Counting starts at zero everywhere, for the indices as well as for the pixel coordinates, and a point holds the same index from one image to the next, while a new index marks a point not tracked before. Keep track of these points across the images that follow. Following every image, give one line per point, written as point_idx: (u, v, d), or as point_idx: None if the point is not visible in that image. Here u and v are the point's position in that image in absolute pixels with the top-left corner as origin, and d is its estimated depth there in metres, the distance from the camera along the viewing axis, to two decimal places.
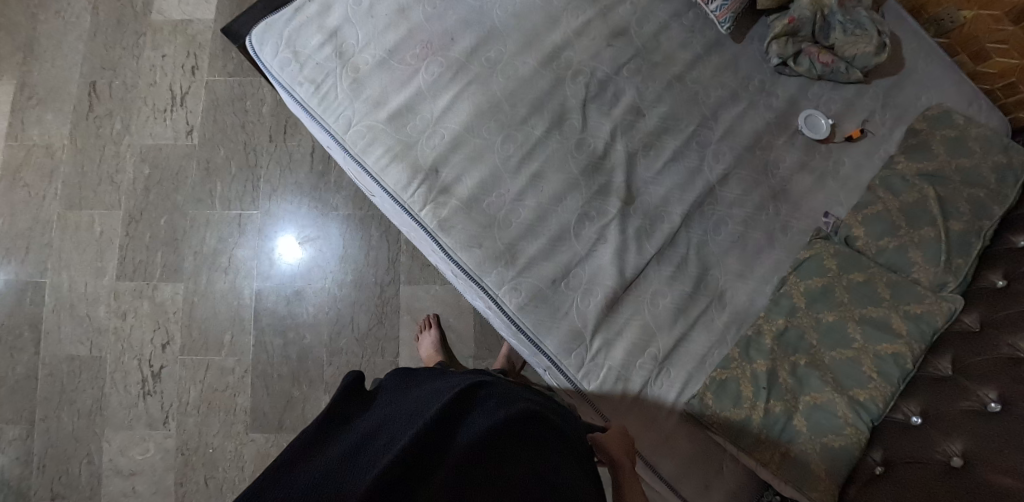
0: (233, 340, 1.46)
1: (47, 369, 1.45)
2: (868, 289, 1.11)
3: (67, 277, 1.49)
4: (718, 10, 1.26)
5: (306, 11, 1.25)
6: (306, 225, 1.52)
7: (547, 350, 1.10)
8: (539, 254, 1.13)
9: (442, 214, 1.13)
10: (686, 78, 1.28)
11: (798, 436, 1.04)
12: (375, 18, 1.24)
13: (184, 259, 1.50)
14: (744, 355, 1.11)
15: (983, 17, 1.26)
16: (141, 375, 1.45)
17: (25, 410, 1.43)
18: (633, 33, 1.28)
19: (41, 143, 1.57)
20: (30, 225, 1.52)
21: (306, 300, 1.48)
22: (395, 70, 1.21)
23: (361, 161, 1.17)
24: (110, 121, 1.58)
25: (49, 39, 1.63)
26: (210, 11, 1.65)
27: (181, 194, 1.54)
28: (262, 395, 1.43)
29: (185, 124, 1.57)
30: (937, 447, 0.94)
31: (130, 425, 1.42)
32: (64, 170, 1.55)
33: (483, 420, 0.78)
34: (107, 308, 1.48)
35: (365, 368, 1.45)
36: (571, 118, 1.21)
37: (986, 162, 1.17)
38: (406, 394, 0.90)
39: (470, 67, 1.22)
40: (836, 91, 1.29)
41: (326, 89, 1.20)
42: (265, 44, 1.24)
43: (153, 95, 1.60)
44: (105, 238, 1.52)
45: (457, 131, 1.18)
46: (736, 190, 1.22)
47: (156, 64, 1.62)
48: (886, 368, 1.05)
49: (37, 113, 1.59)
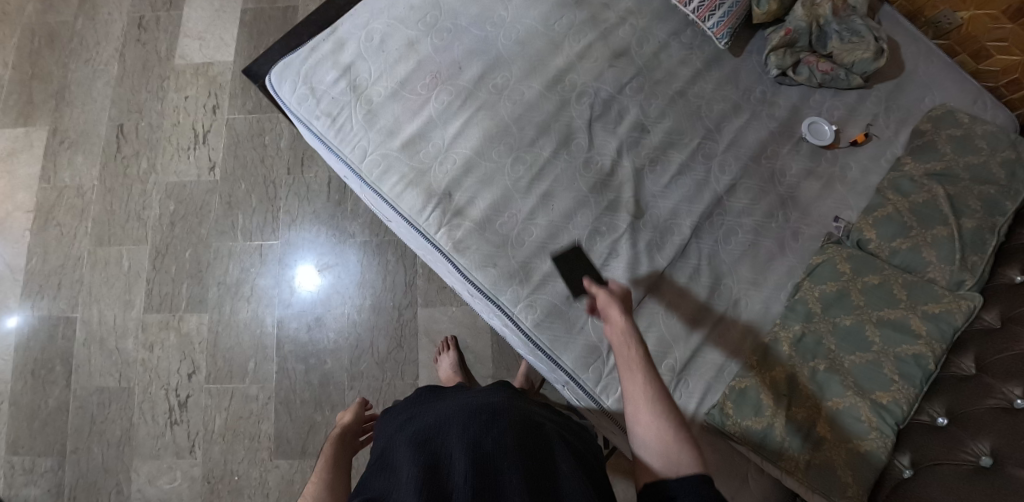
0: (256, 368, 1.49)
1: (78, 401, 1.48)
2: (884, 291, 1.11)
3: (96, 311, 1.54)
4: (715, 27, 1.30)
5: (321, 49, 1.31)
6: (325, 252, 1.56)
7: (565, 366, 1.12)
8: (552, 271, 1.16)
9: (456, 236, 1.17)
10: (688, 93, 1.30)
11: (822, 443, 1.02)
12: (386, 52, 1.29)
13: (208, 289, 1.55)
14: (763, 364, 1.11)
15: (980, 17, 1.28)
16: (168, 405, 1.48)
17: (56, 442, 1.46)
18: (633, 53, 1.32)
19: (72, 185, 1.64)
20: (62, 262, 1.59)
21: (326, 326, 1.51)
22: (407, 100, 1.26)
23: (377, 189, 1.21)
24: (137, 161, 1.65)
25: (79, 86, 1.72)
26: (230, 53, 1.74)
27: (205, 228, 1.59)
28: (285, 421, 1.45)
29: (208, 161, 1.64)
30: (964, 447, 0.93)
31: (159, 455, 1.45)
32: (94, 209, 1.62)
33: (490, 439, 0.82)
34: (136, 340, 1.52)
35: (385, 391, 1.47)
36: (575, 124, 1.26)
37: (994, 159, 1.17)
38: (427, 407, 0.95)
39: (478, 94, 1.26)
40: (838, 98, 1.31)
41: (342, 121, 1.25)
42: (284, 82, 1.30)
43: (177, 134, 1.67)
44: (134, 272, 1.57)
45: (469, 155, 1.21)
46: (745, 199, 1.23)
47: (180, 105, 1.69)
48: (908, 369, 1.04)
49: (68, 156, 1.66)
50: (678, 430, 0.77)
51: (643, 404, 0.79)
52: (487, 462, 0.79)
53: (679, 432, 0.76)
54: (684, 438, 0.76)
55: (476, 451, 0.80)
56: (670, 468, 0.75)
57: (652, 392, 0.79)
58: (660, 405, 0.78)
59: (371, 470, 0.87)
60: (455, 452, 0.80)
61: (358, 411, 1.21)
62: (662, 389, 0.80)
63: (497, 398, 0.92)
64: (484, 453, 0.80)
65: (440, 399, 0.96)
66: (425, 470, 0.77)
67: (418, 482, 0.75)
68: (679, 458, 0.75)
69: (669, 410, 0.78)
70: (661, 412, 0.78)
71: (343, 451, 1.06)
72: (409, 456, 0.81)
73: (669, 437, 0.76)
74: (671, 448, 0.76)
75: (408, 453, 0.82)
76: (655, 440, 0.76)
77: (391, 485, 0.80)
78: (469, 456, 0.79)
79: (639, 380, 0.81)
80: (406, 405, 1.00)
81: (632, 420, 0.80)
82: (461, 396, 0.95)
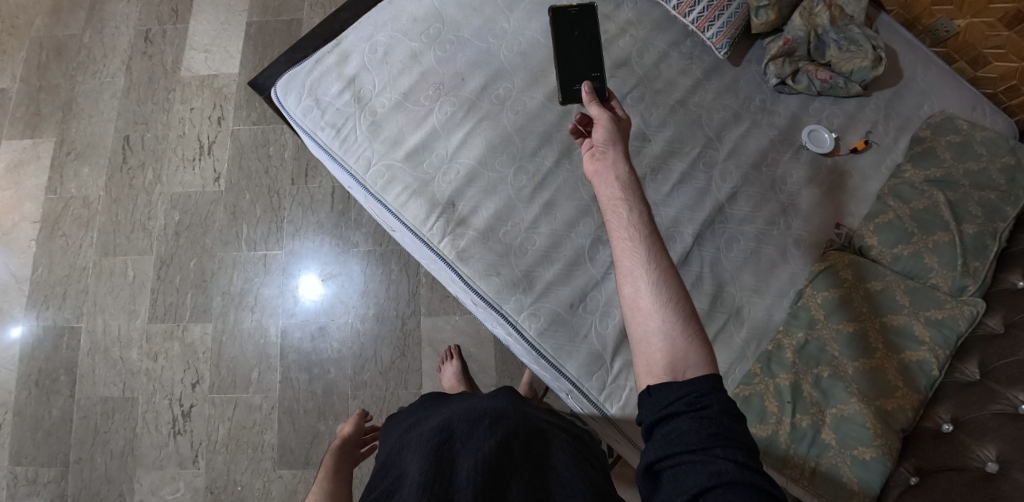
0: (260, 377, 1.49)
1: (81, 411, 1.49)
2: (887, 297, 1.11)
3: (101, 321, 1.55)
4: (714, 37, 1.32)
5: (326, 61, 1.32)
6: (328, 262, 1.57)
7: (568, 374, 1.12)
8: (555, 279, 1.16)
9: (460, 245, 1.17)
10: (689, 102, 1.32)
11: (827, 450, 1.02)
12: (390, 64, 1.31)
13: (213, 299, 1.56)
14: (766, 371, 1.11)
15: (977, 24, 1.30)
16: (172, 415, 1.48)
17: (59, 452, 1.46)
18: (634, 63, 1.34)
19: (78, 195, 1.65)
20: (67, 272, 1.59)
21: (329, 335, 1.51)
22: (411, 111, 1.27)
23: (381, 199, 1.22)
24: (142, 172, 1.66)
25: (86, 98, 1.74)
26: (235, 65, 1.76)
27: (209, 238, 1.60)
28: (289, 431, 1.45)
29: (213, 172, 1.65)
30: (970, 453, 0.92)
31: (162, 465, 1.44)
32: (100, 219, 1.63)
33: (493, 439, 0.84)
34: (140, 350, 1.52)
35: (389, 400, 1.47)
36: (574, 114, 1.27)
37: (993, 165, 1.19)
38: (433, 411, 0.97)
39: (480, 105, 1.28)
40: (837, 106, 1.32)
41: (347, 132, 1.26)
42: (289, 94, 1.31)
43: (182, 146, 1.68)
44: (138, 282, 1.58)
45: (472, 165, 1.22)
46: (746, 207, 1.24)
47: (185, 117, 1.71)
48: (912, 375, 1.04)
49: (74, 167, 1.68)
50: (687, 325, 0.79)
51: (651, 290, 0.81)
52: (493, 460, 0.81)
53: (687, 327, 0.79)
54: (692, 334, 0.79)
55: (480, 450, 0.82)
56: (676, 368, 0.77)
57: (660, 280, 0.82)
58: (669, 294, 0.81)
59: (378, 471, 0.89)
60: (460, 450, 0.83)
61: (358, 422, 1.28)
62: (671, 277, 0.82)
63: (500, 401, 0.94)
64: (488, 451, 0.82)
65: (445, 403, 0.99)
66: (432, 467, 0.79)
67: (424, 479, 0.77)
68: (687, 355, 0.77)
69: (678, 301, 0.81)
70: (671, 303, 0.80)
71: (342, 462, 1.14)
72: (417, 456, 0.83)
73: (677, 330, 0.79)
74: (678, 342, 0.78)
75: (415, 451, 0.85)
76: (662, 331, 0.79)
77: (399, 481, 0.82)
78: (473, 454, 0.81)
79: (647, 264, 0.83)
80: (413, 410, 1.03)
81: (635, 307, 0.82)
82: (467, 400, 0.97)
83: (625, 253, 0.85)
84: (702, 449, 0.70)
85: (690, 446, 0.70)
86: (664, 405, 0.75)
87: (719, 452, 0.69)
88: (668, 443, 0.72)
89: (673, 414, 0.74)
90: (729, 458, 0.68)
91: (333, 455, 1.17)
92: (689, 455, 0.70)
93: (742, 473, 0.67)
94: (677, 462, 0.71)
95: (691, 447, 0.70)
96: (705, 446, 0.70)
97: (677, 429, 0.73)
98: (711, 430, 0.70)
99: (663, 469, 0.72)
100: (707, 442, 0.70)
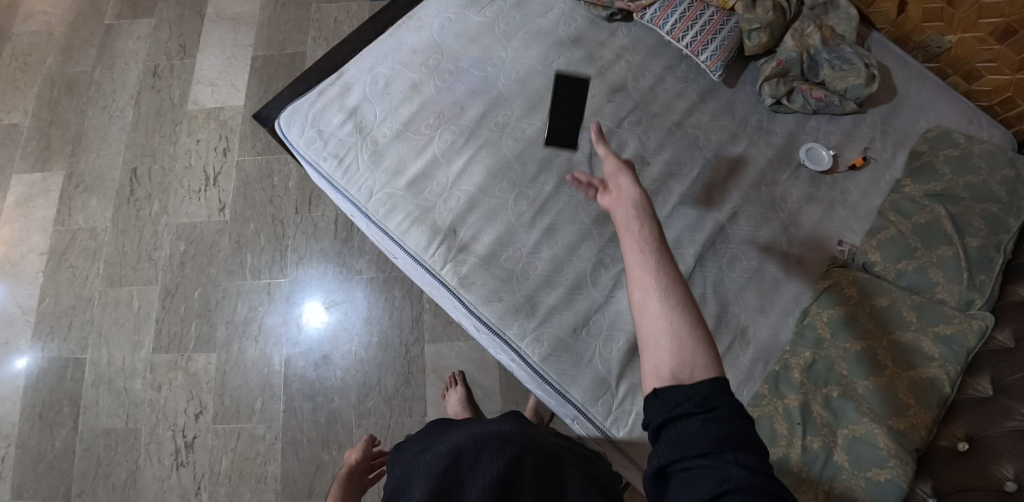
0: (263, 407, 1.48)
1: (84, 443, 1.48)
2: (893, 314, 1.10)
3: (106, 352, 1.55)
4: (708, 60, 1.34)
5: (328, 94, 1.35)
6: (332, 290, 1.58)
7: (573, 399, 1.10)
8: (558, 304, 1.16)
9: (462, 271, 1.18)
10: (685, 124, 1.33)
11: (841, 472, 0.99)
12: (391, 94, 1.34)
13: (217, 329, 1.56)
14: (775, 392, 1.09)
15: (967, 40, 1.32)
16: (175, 446, 1.46)
17: (61, 485, 1.45)
18: (630, 87, 1.35)
19: (85, 227, 1.68)
20: (73, 303, 1.60)
21: (333, 364, 1.51)
22: (411, 140, 1.29)
23: (383, 226, 1.23)
24: (149, 204, 1.69)
25: (95, 132, 1.78)
26: (241, 98, 1.80)
27: (214, 267, 1.61)
28: (292, 461, 1.44)
29: (218, 203, 1.67)
30: (988, 471, 0.90)
31: (163, 498, 1.43)
32: (107, 250, 1.65)
33: (497, 462, 0.83)
34: (143, 381, 1.52)
35: (393, 429, 1.45)
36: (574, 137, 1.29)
37: (993, 177, 1.19)
38: (439, 436, 0.98)
39: (480, 132, 1.29)
40: (833, 124, 1.33)
41: (349, 162, 1.28)
42: (292, 125, 1.34)
43: (188, 177, 1.71)
44: (143, 312, 1.58)
45: (472, 193, 1.24)
46: (747, 226, 1.24)
47: (191, 148, 1.74)
48: (924, 393, 1.02)
49: (82, 200, 1.70)
50: (695, 326, 0.75)
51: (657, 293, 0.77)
52: (500, 484, 0.80)
53: (695, 328, 0.75)
54: (700, 336, 0.74)
55: (486, 473, 0.82)
56: (682, 370, 0.73)
57: (668, 281, 0.78)
58: (676, 295, 0.77)
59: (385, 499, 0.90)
60: (469, 474, 0.83)
61: (366, 448, 1.27)
62: (678, 278, 0.78)
63: (507, 424, 0.93)
64: (495, 473, 0.82)
65: (452, 429, 0.99)
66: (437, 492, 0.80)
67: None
68: (694, 357, 0.73)
69: (686, 301, 0.76)
70: (679, 304, 0.76)
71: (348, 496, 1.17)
72: (424, 481, 0.83)
73: (684, 331, 0.75)
74: (686, 344, 0.74)
75: (422, 475, 0.85)
76: (669, 333, 0.75)
77: None
78: (481, 478, 0.81)
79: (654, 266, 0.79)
80: (421, 436, 1.03)
81: (642, 310, 0.78)
82: (475, 424, 0.97)
83: (631, 256, 0.82)
84: (713, 454, 0.68)
85: (702, 450, 0.69)
86: (674, 405, 0.72)
87: (731, 457, 0.68)
88: (677, 448, 0.70)
89: (681, 415, 0.71)
90: (740, 463, 0.67)
91: (339, 486, 1.20)
92: (700, 459, 0.69)
93: (753, 479, 0.66)
94: (688, 467, 0.69)
95: (700, 452, 0.69)
96: (717, 450, 0.68)
97: (687, 431, 0.70)
98: (721, 434, 0.69)
99: (673, 472, 0.71)
100: (718, 447, 0.68)
